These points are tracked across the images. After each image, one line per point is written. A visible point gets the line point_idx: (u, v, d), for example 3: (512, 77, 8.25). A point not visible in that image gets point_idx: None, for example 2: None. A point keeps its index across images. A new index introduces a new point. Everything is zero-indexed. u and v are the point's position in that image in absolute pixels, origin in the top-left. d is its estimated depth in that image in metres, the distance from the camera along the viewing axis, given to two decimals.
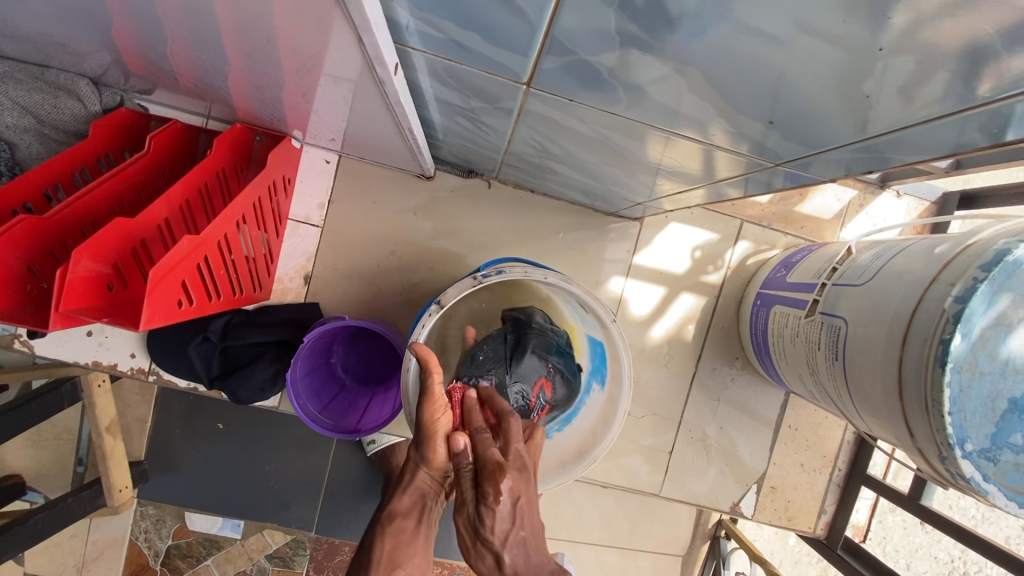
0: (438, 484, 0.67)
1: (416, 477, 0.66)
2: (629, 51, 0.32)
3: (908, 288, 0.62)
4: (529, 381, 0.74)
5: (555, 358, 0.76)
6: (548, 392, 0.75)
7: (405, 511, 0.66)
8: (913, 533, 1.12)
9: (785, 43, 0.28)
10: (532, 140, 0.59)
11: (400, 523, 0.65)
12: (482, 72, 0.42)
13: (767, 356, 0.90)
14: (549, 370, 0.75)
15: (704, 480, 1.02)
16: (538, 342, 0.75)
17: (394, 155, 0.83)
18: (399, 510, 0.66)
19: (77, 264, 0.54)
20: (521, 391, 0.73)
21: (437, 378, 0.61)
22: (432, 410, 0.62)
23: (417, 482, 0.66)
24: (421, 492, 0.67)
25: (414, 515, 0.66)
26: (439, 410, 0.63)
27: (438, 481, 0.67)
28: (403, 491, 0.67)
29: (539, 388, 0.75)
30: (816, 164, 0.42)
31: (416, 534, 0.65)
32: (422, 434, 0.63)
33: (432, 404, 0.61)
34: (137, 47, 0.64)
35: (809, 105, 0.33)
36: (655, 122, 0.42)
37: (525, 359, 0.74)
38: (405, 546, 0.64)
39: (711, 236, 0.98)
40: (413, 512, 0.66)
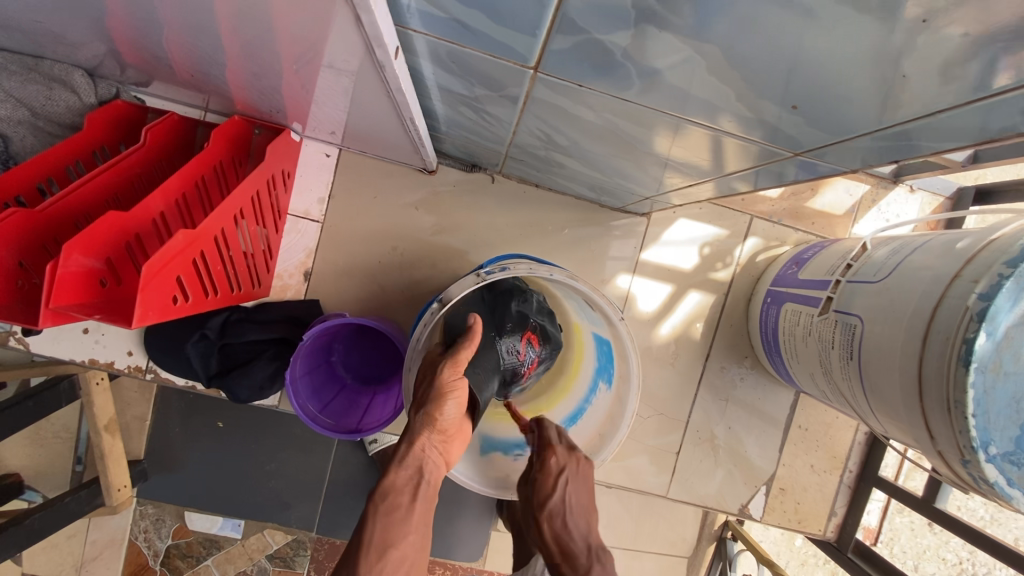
0: (438, 455, 0.61)
1: (416, 444, 0.59)
2: (645, 29, 0.30)
3: (928, 285, 0.60)
4: (517, 337, 0.73)
5: (534, 315, 0.76)
6: (537, 346, 0.75)
7: (402, 487, 0.57)
8: (920, 532, 1.07)
9: (819, 17, 0.25)
10: (538, 131, 0.57)
11: (395, 498, 0.55)
12: (488, 56, 0.40)
13: (778, 355, 0.88)
14: (533, 325, 0.75)
15: (711, 482, 1.00)
16: (517, 304, 0.75)
17: (396, 148, 0.81)
18: (393, 486, 0.56)
19: (67, 259, 0.52)
20: (511, 347, 0.72)
21: (467, 347, 0.63)
22: (451, 372, 0.61)
23: (417, 449, 0.59)
24: (419, 464, 0.59)
25: (410, 490, 0.57)
26: (457, 374, 0.62)
27: (436, 450, 0.61)
28: (400, 463, 0.58)
29: (526, 342, 0.74)
30: (840, 153, 0.40)
31: (414, 512, 0.56)
32: (434, 392, 0.60)
33: (453, 365, 0.61)
34: (132, 38, 0.63)
35: (838, 87, 0.31)
36: (668, 110, 0.40)
37: (507, 320, 0.73)
38: (402, 525, 0.54)
39: (719, 232, 0.96)
40: (411, 487, 0.57)
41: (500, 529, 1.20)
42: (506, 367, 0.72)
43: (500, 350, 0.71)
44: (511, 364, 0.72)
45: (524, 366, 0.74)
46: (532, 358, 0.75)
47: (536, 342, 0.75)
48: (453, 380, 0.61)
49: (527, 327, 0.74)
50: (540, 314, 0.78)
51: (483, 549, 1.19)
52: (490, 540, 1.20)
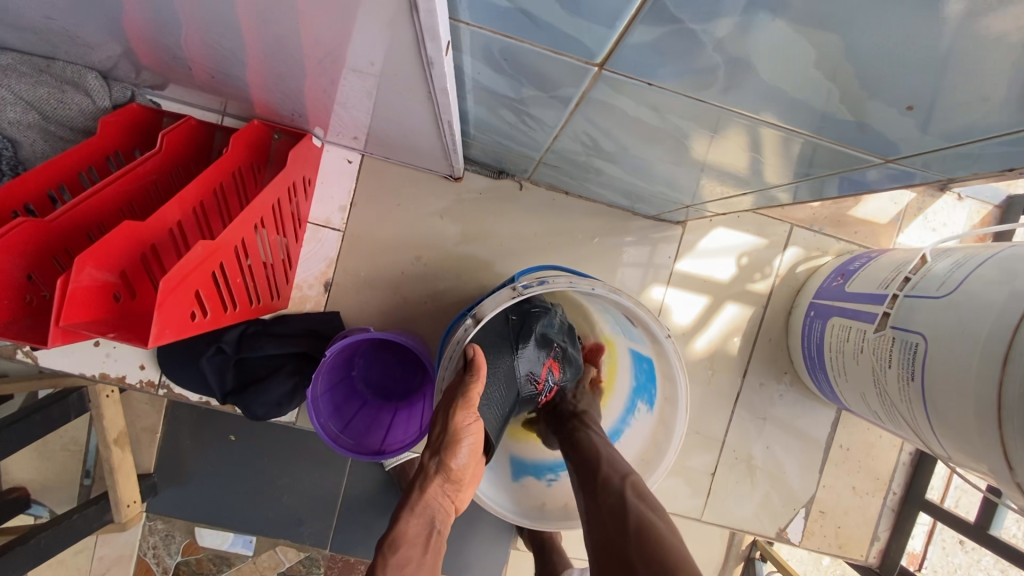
0: (447, 502, 0.58)
1: (427, 493, 0.56)
2: (753, 16, 0.25)
3: (1005, 302, 0.55)
4: (539, 365, 0.69)
5: (559, 339, 0.71)
6: (559, 374, 0.71)
7: (412, 537, 0.53)
8: (951, 549, 1.01)
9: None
10: (584, 135, 0.53)
11: (407, 552, 0.51)
12: (547, 52, 0.36)
13: (822, 372, 0.83)
14: (557, 350, 0.71)
15: (748, 504, 0.95)
16: (543, 326, 0.69)
17: (422, 154, 0.77)
18: (404, 537, 0.52)
19: (79, 273, 0.48)
20: (531, 374, 0.69)
21: (480, 383, 0.58)
22: (465, 415, 0.56)
23: (427, 498, 0.56)
24: (430, 514, 0.55)
25: (422, 542, 0.53)
26: (470, 416, 0.57)
27: (446, 497, 0.57)
28: (411, 513, 0.54)
29: (546, 369, 0.70)
30: (946, 160, 0.35)
31: (425, 566, 0.52)
32: (447, 440, 0.56)
33: (468, 409, 0.56)
34: (148, 38, 0.59)
35: (973, 85, 0.27)
36: (749, 111, 0.36)
37: (529, 344, 0.68)
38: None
39: (757, 241, 0.91)
40: (422, 538, 0.53)
41: (521, 549, 1.15)
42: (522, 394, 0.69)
43: (519, 377, 0.67)
44: (528, 391, 0.69)
45: (541, 394, 0.71)
46: (552, 385, 0.72)
47: (558, 368, 0.71)
48: (466, 423, 0.57)
49: (550, 354, 0.70)
50: (563, 331, 0.73)
51: (504, 570, 1.15)
52: (511, 560, 1.15)
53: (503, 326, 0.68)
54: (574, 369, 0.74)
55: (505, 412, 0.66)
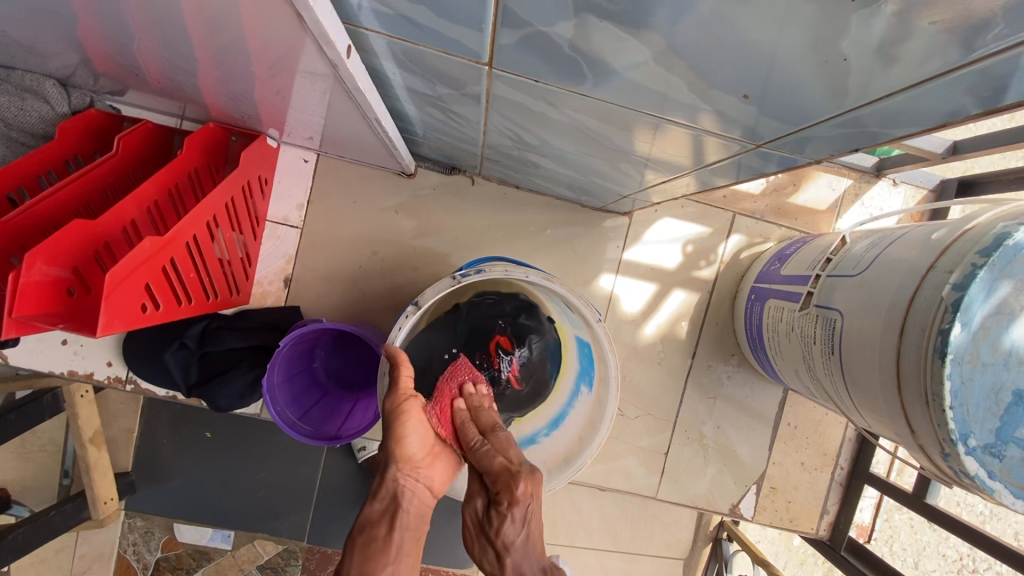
0: (416, 486, 0.60)
1: (388, 477, 0.59)
2: (586, 19, 0.29)
3: (904, 277, 0.59)
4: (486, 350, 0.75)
5: (504, 320, 0.77)
6: (511, 349, 0.76)
7: (378, 519, 0.56)
8: (920, 528, 1.09)
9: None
10: (508, 130, 0.57)
11: (372, 530, 0.55)
12: (441, 53, 0.39)
13: (763, 352, 0.87)
14: (503, 327, 0.76)
15: (702, 481, 0.99)
16: (482, 316, 0.77)
17: (373, 152, 0.81)
18: (369, 519, 0.56)
19: (29, 268, 0.51)
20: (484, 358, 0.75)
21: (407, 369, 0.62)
22: (394, 398, 0.61)
23: (389, 483, 0.59)
24: (394, 493, 0.58)
25: (387, 519, 0.56)
26: (404, 398, 0.61)
27: (411, 479, 0.60)
28: (374, 499, 0.58)
29: (498, 348, 0.76)
30: (801, 143, 0.39)
31: (395, 538, 0.54)
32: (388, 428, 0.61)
33: (395, 391, 0.61)
34: (101, 47, 0.62)
35: (785, 75, 0.30)
36: (626, 103, 0.40)
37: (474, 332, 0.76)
38: (380, 554, 0.52)
39: (702, 230, 0.96)
40: (388, 516, 0.56)
41: None
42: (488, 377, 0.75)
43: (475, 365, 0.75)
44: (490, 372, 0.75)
45: (500, 373, 0.76)
46: (511, 361, 0.76)
47: (509, 344, 0.77)
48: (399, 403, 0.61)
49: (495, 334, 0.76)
50: (517, 308, 0.78)
51: None
52: None
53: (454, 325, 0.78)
54: (533, 340, 0.78)
55: None
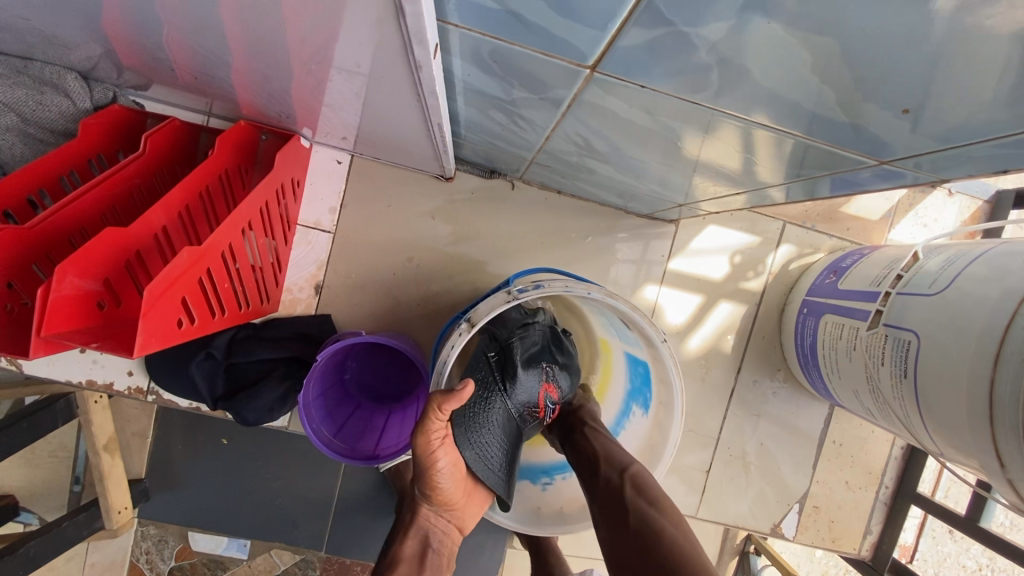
0: (444, 524, 0.64)
1: (420, 516, 0.63)
2: (749, 18, 0.25)
3: (999, 300, 0.55)
4: (534, 392, 0.67)
5: (545, 357, 0.69)
6: (556, 393, 0.69)
7: (408, 556, 0.60)
8: (941, 539, 1.04)
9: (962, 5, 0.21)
10: (575, 136, 0.52)
11: (401, 569, 0.58)
12: (537, 54, 0.35)
13: (816, 369, 0.83)
14: (548, 372, 0.68)
15: (742, 500, 0.95)
16: (522, 347, 0.67)
17: (412, 155, 0.77)
18: (399, 555, 0.60)
19: (59, 282, 0.47)
20: (528, 405, 0.66)
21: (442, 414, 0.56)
22: (426, 442, 0.57)
23: (420, 520, 0.63)
24: (424, 532, 0.63)
25: (417, 560, 0.60)
26: (436, 441, 0.57)
27: (441, 520, 0.64)
28: (404, 533, 0.62)
29: (544, 394, 0.68)
30: (941, 161, 0.35)
31: None
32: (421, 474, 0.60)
33: (426, 436, 0.56)
34: (130, 38, 0.57)
35: (974, 89, 0.26)
36: (743, 113, 0.35)
37: (519, 374, 0.66)
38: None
39: (750, 239, 0.91)
40: (417, 555, 0.60)
41: (518, 547, 1.16)
42: (527, 427, 0.67)
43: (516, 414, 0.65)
44: (531, 422, 0.67)
45: (544, 420, 0.69)
46: (553, 406, 0.70)
47: (551, 386, 0.69)
48: (434, 442, 0.57)
49: (543, 379, 0.67)
50: (548, 341, 0.71)
51: (501, 567, 1.14)
52: (507, 558, 1.15)
53: (484, 365, 0.66)
54: (570, 376, 0.72)
55: (504, 461, 0.63)
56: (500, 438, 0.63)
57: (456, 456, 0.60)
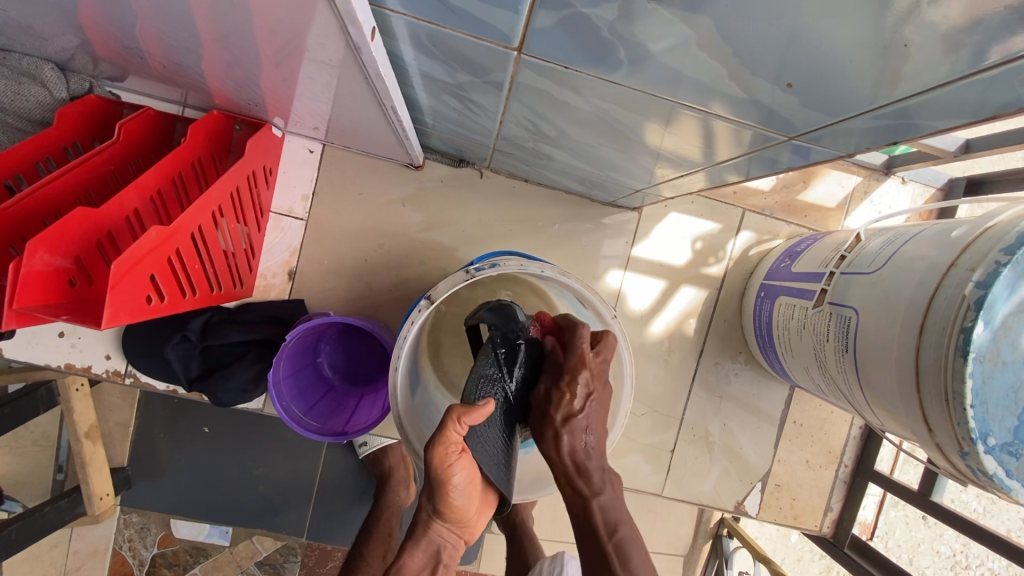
0: (455, 537, 0.58)
1: (431, 529, 0.56)
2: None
3: (923, 275, 0.59)
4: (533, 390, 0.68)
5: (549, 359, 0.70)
6: None
7: (416, 572, 0.55)
8: (915, 524, 1.09)
9: None
10: (525, 120, 0.55)
11: None
12: (467, 37, 0.38)
13: (772, 350, 0.87)
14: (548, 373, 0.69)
15: (707, 479, 0.98)
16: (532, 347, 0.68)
17: (380, 143, 0.79)
18: (409, 573, 0.54)
19: (30, 257, 0.49)
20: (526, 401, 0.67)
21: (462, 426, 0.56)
22: (444, 454, 0.54)
23: (431, 535, 0.56)
24: (435, 548, 0.56)
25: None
26: (454, 454, 0.55)
27: (453, 534, 0.58)
28: (413, 549, 0.55)
29: None
30: (838, 135, 0.39)
31: None
32: (436, 484, 0.55)
33: (445, 448, 0.54)
34: (105, 31, 0.60)
35: (837, 62, 0.29)
36: (658, 92, 0.39)
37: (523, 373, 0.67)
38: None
39: (711, 226, 0.95)
40: (427, 572, 0.55)
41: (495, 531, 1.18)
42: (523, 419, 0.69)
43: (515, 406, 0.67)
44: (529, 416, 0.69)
45: None
46: None
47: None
48: (455, 453, 0.55)
49: None
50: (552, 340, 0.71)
51: (479, 551, 1.15)
52: (485, 543, 1.16)
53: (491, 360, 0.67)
54: None
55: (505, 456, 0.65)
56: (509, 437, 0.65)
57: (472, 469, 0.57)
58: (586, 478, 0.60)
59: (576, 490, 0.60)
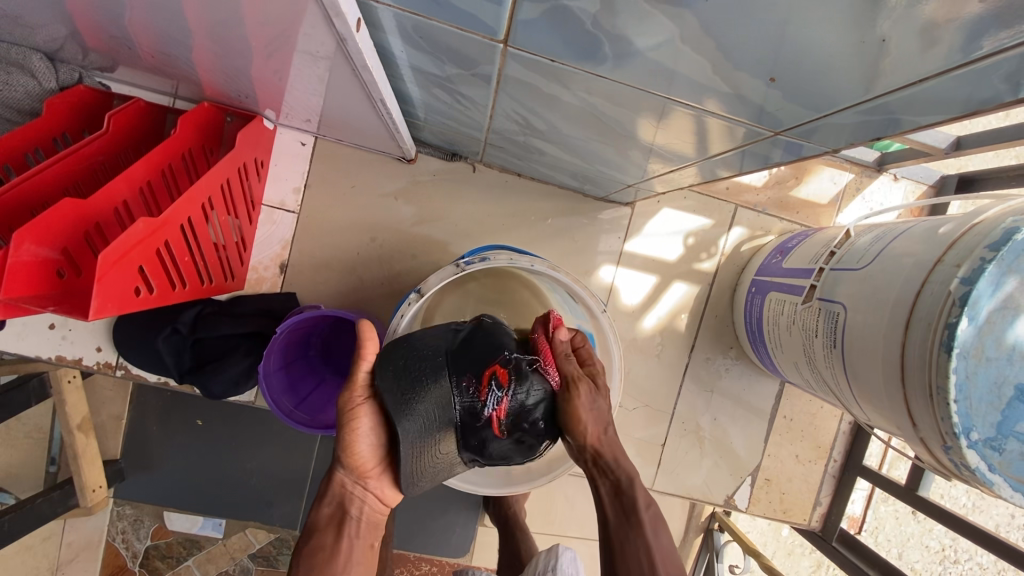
0: (366, 495, 0.61)
1: (336, 483, 0.61)
2: None
3: (910, 271, 0.59)
4: (478, 374, 0.55)
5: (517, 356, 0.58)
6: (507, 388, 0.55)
7: (324, 523, 0.60)
8: (905, 519, 1.10)
9: None
10: (515, 114, 0.56)
11: (318, 538, 0.59)
12: (454, 29, 0.38)
13: (763, 346, 0.87)
14: (505, 360, 0.56)
15: (697, 473, 0.99)
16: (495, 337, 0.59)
17: (372, 136, 0.79)
18: (316, 523, 0.60)
19: (18, 248, 0.49)
20: (467, 385, 0.55)
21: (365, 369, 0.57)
22: (347, 400, 0.57)
23: (338, 488, 0.61)
24: (342, 501, 0.60)
25: (333, 527, 0.59)
26: (358, 399, 0.57)
27: (361, 490, 0.60)
28: (322, 500, 0.61)
29: (494, 380, 0.55)
30: (825, 130, 0.39)
31: (336, 549, 0.58)
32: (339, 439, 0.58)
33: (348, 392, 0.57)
34: (94, 21, 0.60)
35: (819, 56, 0.30)
36: (645, 86, 0.39)
37: (471, 351, 0.57)
38: (329, 564, 0.57)
39: (704, 222, 0.95)
40: (332, 523, 0.60)
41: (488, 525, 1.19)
42: (461, 411, 0.54)
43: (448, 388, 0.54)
44: (470, 405, 0.54)
45: (483, 409, 0.54)
46: (501, 401, 0.54)
47: (508, 380, 0.56)
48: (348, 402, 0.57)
49: (497, 362, 0.56)
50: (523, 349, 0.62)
51: (472, 543, 1.15)
52: (479, 536, 1.16)
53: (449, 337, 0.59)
54: (538, 386, 0.57)
55: (424, 425, 0.53)
56: (439, 409, 0.54)
57: (378, 423, 0.58)
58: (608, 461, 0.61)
59: (610, 469, 0.61)
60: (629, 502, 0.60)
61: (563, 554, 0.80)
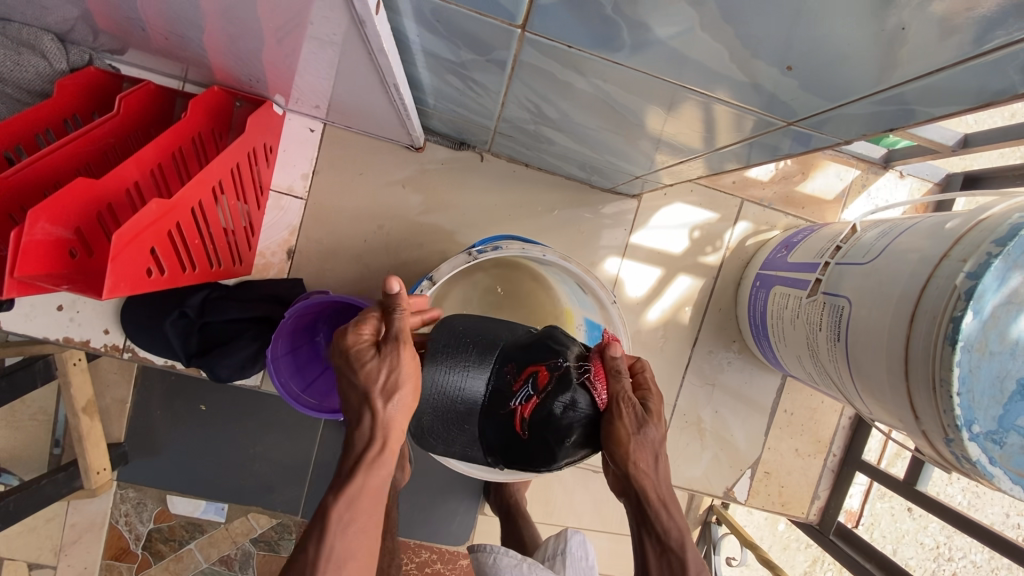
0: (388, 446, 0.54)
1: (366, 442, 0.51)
2: None
3: (916, 266, 0.60)
4: (522, 369, 0.53)
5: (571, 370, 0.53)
6: (542, 386, 0.52)
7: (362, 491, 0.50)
8: (900, 516, 1.11)
9: None
10: (527, 101, 0.56)
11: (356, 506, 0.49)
12: (472, 13, 0.38)
13: (766, 339, 0.88)
14: (553, 364, 0.53)
15: (697, 465, 1.00)
16: (559, 348, 0.54)
17: (381, 124, 0.79)
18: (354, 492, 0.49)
19: (32, 226, 0.50)
20: (508, 372, 0.54)
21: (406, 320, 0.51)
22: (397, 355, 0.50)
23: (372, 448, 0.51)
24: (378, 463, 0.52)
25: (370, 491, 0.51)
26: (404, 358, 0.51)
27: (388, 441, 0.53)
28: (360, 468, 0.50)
29: (531, 376, 0.53)
30: (837, 120, 0.39)
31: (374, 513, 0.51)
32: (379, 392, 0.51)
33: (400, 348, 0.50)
34: (106, 3, 0.60)
35: (836, 44, 0.30)
36: (662, 74, 0.39)
37: (528, 350, 0.55)
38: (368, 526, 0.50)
39: (710, 215, 0.96)
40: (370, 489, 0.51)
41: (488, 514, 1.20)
42: (491, 392, 0.54)
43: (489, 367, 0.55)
44: (501, 391, 0.54)
45: (511, 400, 0.53)
46: (530, 397, 0.52)
47: (546, 381, 0.52)
48: (389, 359, 0.50)
49: (541, 364, 0.53)
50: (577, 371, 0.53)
51: (472, 531, 1.16)
52: (479, 524, 1.17)
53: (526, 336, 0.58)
54: (581, 402, 0.52)
55: (449, 390, 0.55)
56: (468, 386, 0.55)
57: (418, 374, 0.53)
58: (666, 514, 0.57)
59: (663, 526, 0.57)
60: (678, 565, 0.56)
61: (573, 539, 0.80)
